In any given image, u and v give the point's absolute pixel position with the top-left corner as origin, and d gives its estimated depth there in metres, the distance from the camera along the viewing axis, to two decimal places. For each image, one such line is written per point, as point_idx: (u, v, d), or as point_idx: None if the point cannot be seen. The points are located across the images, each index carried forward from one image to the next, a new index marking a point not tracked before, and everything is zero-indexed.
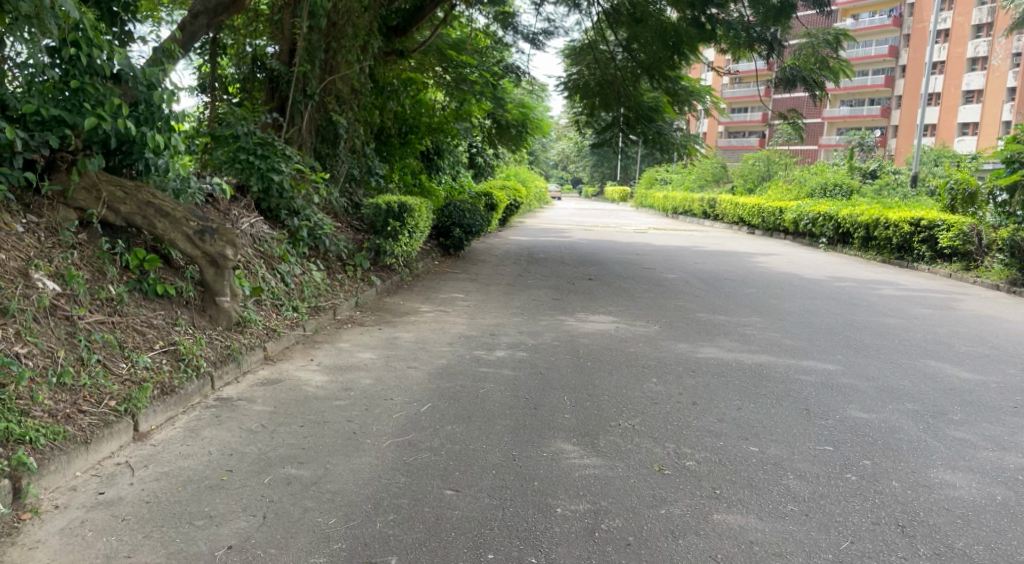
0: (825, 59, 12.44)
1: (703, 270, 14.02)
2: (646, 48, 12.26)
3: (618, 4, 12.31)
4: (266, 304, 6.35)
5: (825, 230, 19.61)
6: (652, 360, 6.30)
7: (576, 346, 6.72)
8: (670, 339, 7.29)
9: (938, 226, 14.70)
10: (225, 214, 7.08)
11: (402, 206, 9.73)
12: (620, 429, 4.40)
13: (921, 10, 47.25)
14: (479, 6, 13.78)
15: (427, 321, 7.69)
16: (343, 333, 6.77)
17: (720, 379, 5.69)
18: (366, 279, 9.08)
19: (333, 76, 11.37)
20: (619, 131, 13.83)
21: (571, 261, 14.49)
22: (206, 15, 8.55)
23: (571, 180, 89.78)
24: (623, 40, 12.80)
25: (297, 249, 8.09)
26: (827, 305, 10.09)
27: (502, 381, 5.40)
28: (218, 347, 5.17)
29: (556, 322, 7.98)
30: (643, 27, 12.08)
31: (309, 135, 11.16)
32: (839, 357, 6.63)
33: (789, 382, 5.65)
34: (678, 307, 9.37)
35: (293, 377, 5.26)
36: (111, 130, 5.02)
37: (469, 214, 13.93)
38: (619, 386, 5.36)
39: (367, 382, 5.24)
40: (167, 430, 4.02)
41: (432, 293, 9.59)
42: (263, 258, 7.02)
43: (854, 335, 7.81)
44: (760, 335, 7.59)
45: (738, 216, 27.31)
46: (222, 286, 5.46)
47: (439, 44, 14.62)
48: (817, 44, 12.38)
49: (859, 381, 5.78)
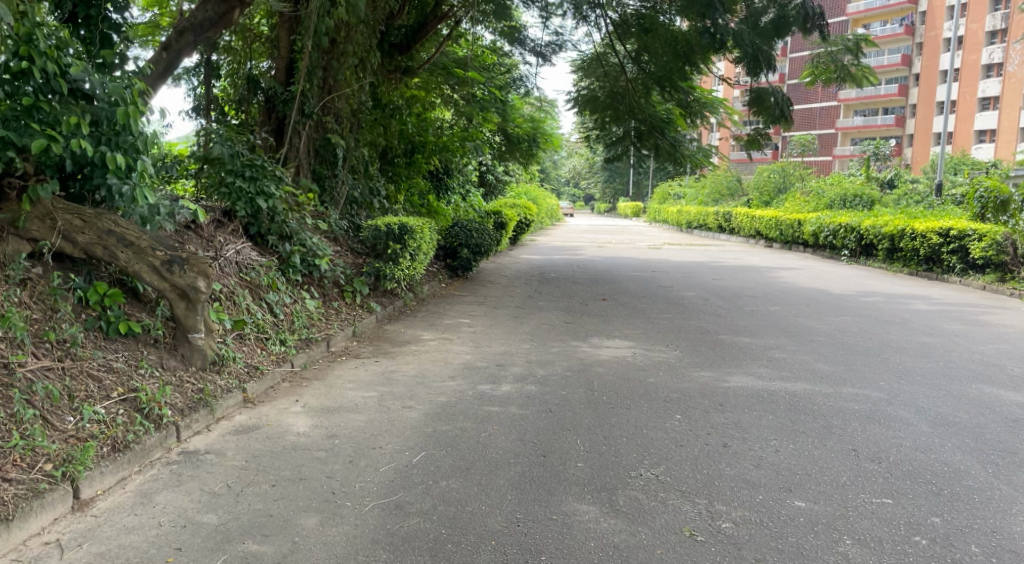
0: (845, 67, 11.89)
1: (722, 287, 13.38)
2: (655, 58, 11.74)
3: (628, 16, 11.95)
4: (249, 337, 5.84)
5: (847, 242, 18.91)
6: (675, 391, 5.68)
7: (590, 378, 6.11)
8: (694, 367, 6.66)
9: (969, 236, 13.97)
10: (208, 241, 6.58)
11: (403, 228, 9.22)
12: (642, 482, 3.79)
13: (932, 18, 46.47)
14: (484, 23, 13.17)
15: (428, 351, 7.11)
16: (335, 368, 6.22)
17: (753, 414, 5.07)
18: (366, 306, 8.54)
19: (333, 95, 10.86)
20: (630, 144, 13.30)
21: (584, 281, 13.90)
22: (193, 32, 8.10)
23: (584, 197, 89.38)
24: (632, 52, 12.29)
25: (289, 277, 7.55)
26: (859, 323, 9.40)
27: (507, 422, 4.81)
28: (188, 391, 4.64)
29: (568, 349, 7.38)
30: (651, 36, 11.65)
31: (307, 156, 10.68)
32: (882, 383, 5.98)
33: (831, 416, 5.02)
34: (699, 329, 8.74)
35: (274, 422, 4.69)
36: (65, 150, 4.58)
37: (477, 233, 13.39)
38: (639, 425, 4.74)
39: (356, 427, 4.67)
40: (115, 495, 3.48)
41: (436, 319, 9.03)
42: (249, 288, 6.51)
43: (894, 357, 7.14)
44: (791, 360, 6.95)
45: (755, 229, 26.61)
46: (195, 321, 4.92)
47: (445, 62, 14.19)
48: (836, 52, 11.70)
49: (910, 412, 5.13)
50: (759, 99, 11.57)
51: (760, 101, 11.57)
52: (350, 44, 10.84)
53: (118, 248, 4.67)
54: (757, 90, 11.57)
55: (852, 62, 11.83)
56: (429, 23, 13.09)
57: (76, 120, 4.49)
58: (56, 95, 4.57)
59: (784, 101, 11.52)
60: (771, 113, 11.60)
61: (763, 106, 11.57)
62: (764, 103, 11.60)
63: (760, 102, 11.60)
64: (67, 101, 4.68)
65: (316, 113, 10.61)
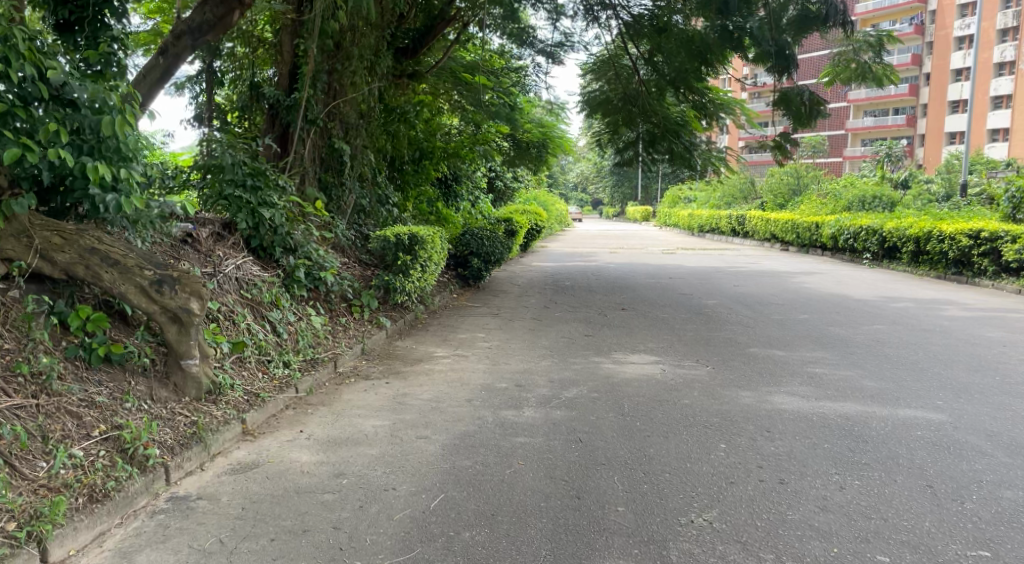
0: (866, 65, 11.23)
1: (744, 294, 12.87)
2: (670, 58, 11.25)
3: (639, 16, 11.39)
4: (251, 359, 5.42)
5: (869, 245, 18.35)
6: (715, 415, 5.18)
7: (620, 400, 5.62)
8: (729, 385, 6.16)
9: (1001, 238, 13.44)
10: (206, 256, 6.16)
11: (413, 238, 8.78)
12: (696, 532, 3.31)
13: (942, 15, 45.70)
14: (491, 29, 12.85)
15: (442, 371, 6.63)
16: (343, 392, 5.75)
17: (806, 441, 4.57)
18: (375, 321, 8.08)
19: (338, 100, 10.43)
20: (645, 147, 12.78)
21: (600, 289, 13.42)
22: (191, 36, 7.67)
23: (591, 201, 89.01)
24: (645, 53, 11.82)
25: (293, 291, 7.10)
26: (896, 332, 8.88)
27: (534, 454, 4.33)
28: (180, 425, 4.19)
29: (591, 365, 6.90)
30: (666, 37, 11.15)
31: (313, 164, 10.23)
32: (941, 404, 5.46)
33: (893, 444, 4.51)
34: (728, 341, 8.23)
35: (276, 458, 4.23)
36: (42, 161, 4.14)
37: (488, 241, 12.93)
38: (681, 458, 4.26)
39: (366, 463, 4.19)
40: (89, 556, 3.04)
41: (449, 333, 8.56)
42: (249, 306, 6.07)
43: (945, 370, 6.61)
44: (833, 376, 6.45)
45: (770, 233, 26.05)
46: (188, 347, 4.48)
47: (454, 66, 13.52)
48: (856, 48, 11.15)
49: (980, 439, 4.62)
50: (786, 99, 11.05)
51: (788, 101, 11.05)
52: (355, 48, 10.42)
53: (102, 267, 4.21)
54: (783, 90, 11.07)
55: (874, 61, 11.21)
56: (438, 24, 12.61)
57: (54, 128, 4.04)
58: (32, 100, 4.14)
59: (812, 98, 10.97)
60: (800, 111, 11.03)
61: (791, 105, 11.03)
62: (790, 100, 11.04)
63: (787, 102, 11.09)
64: (46, 107, 4.24)
65: (321, 119, 10.15)
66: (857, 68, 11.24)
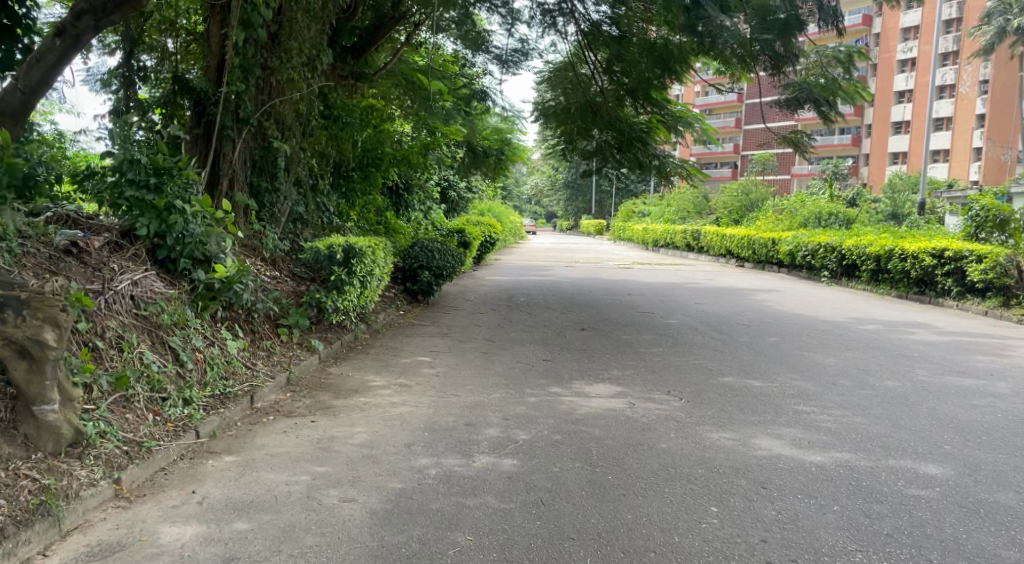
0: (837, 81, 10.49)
1: (707, 312, 12.24)
2: (630, 68, 10.53)
3: (595, 24, 10.68)
4: (141, 396, 4.44)
5: (827, 262, 18.06)
6: (698, 465, 4.39)
7: (586, 445, 4.78)
8: (709, 424, 5.40)
9: (966, 257, 13.14)
10: (95, 270, 5.16)
11: (349, 250, 7.83)
12: None
13: (886, 39, 46.38)
14: (446, 34, 12.46)
15: (379, 406, 5.71)
16: (257, 435, 4.79)
17: (811, 503, 3.82)
18: (305, 344, 7.12)
19: (273, 99, 9.45)
20: (607, 155, 12.09)
21: (557, 305, 12.66)
22: (92, 15, 6.60)
23: (544, 215, 88.74)
24: (602, 63, 11.03)
25: (203, 311, 6.01)
26: (873, 358, 8.29)
27: (486, 524, 3.47)
28: (21, 494, 3.22)
29: (551, 398, 6.07)
30: (625, 45, 10.45)
31: (243, 167, 9.21)
32: (949, 449, 4.79)
33: (914, 506, 3.80)
34: (697, 369, 7.49)
35: (150, 534, 3.28)
36: None
37: (439, 254, 12.00)
38: (667, 529, 3.46)
39: (269, 540, 3.26)
40: None
41: (390, 357, 7.65)
42: (144, 330, 5.06)
43: (940, 406, 5.98)
44: (821, 413, 5.76)
45: (726, 248, 25.76)
46: (43, 389, 3.53)
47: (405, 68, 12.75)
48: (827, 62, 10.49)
49: (1009, 497, 3.94)
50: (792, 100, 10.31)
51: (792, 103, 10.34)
52: (294, 42, 9.42)
53: None
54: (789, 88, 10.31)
55: (843, 76, 10.61)
56: (387, 22, 11.99)
57: None
58: None
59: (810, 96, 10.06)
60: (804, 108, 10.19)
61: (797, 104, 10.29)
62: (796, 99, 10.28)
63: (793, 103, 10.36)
64: None
65: (255, 118, 9.13)
66: (828, 82, 10.40)
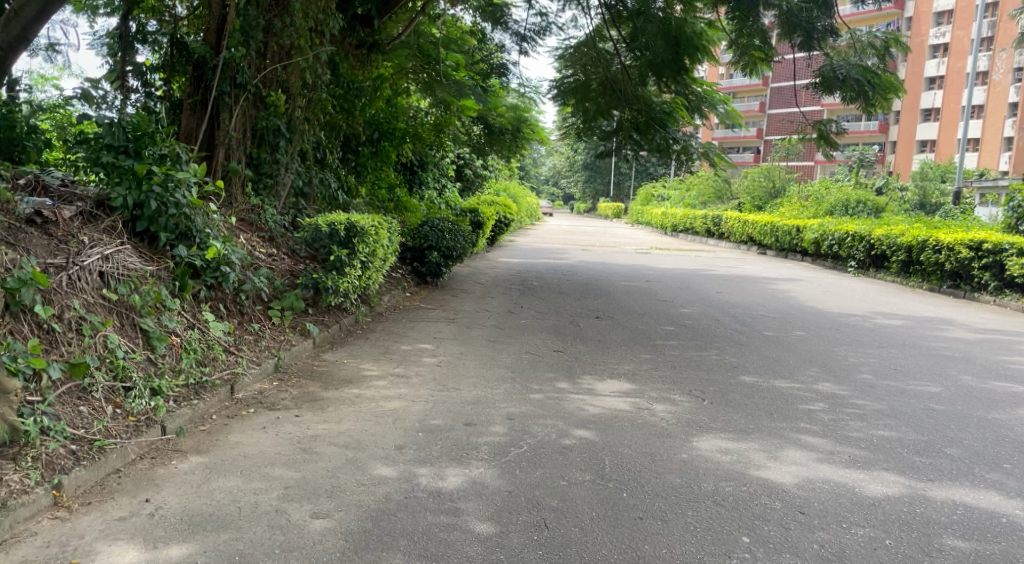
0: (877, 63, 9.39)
1: (728, 302, 11.65)
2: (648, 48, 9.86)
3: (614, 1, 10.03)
4: (101, 385, 3.98)
5: (854, 252, 17.35)
6: (725, 482, 3.88)
7: (598, 455, 4.27)
8: (736, 431, 4.87)
9: (1006, 250, 12.41)
10: (60, 242, 4.69)
11: (352, 228, 7.26)
12: None
13: (919, 24, 44.96)
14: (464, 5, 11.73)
15: (373, 399, 5.24)
16: (232, 431, 4.32)
17: (857, 535, 3.31)
18: (300, 328, 6.62)
19: (273, 64, 8.87)
20: (626, 136, 11.32)
21: (571, 291, 12.12)
22: None
23: (562, 197, 87.89)
24: (625, 38, 10.45)
25: (185, 291, 5.50)
26: (909, 358, 7.71)
27: (479, 554, 2.99)
28: None
29: (561, 395, 5.57)
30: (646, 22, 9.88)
31: (243, 138, 8.71)
32: (1010, 472, 4.24)
33: (978, 544, 3.28)
34: (720, 365, 6.96)
35: (84, 556, 2.82)
36: None
37: (450, 235, 11.46)
38: None
39: None
40: None
41: (391, 344, 7.17)
42: (113, 310, 4.57)
43: (990, 416, 5.43)
44: (859, 422, 5.22)
45: (747, 235, 25.04)
46: None
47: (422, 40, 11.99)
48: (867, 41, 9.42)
49: None
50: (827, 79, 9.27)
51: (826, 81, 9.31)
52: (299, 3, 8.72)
53: None
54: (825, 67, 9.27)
55: (879, 67, 9.50)
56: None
57: None
58: None
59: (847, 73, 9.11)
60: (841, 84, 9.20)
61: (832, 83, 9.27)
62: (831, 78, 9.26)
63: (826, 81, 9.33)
64: None
65: (253, 85, 8.62)
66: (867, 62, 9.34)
